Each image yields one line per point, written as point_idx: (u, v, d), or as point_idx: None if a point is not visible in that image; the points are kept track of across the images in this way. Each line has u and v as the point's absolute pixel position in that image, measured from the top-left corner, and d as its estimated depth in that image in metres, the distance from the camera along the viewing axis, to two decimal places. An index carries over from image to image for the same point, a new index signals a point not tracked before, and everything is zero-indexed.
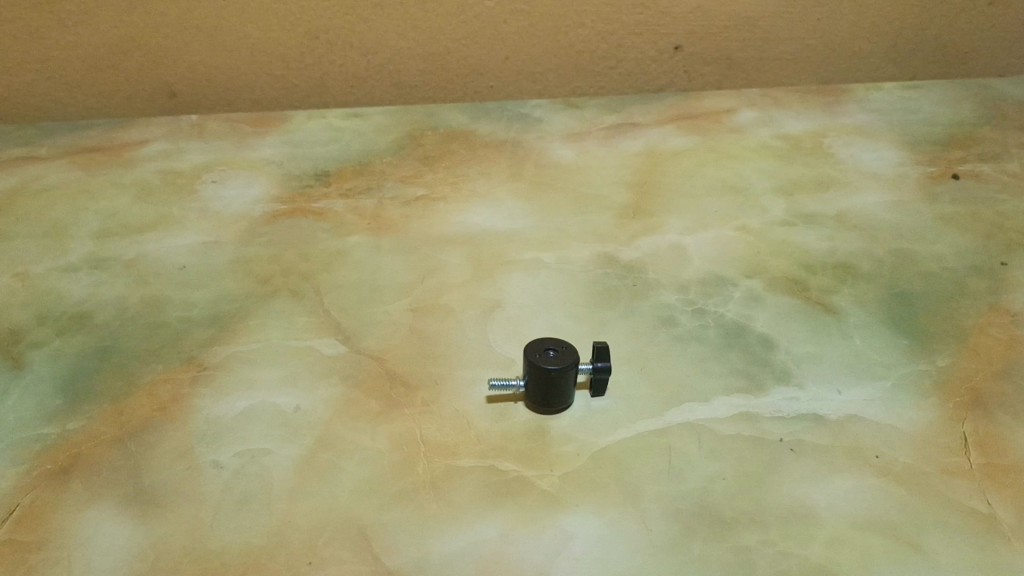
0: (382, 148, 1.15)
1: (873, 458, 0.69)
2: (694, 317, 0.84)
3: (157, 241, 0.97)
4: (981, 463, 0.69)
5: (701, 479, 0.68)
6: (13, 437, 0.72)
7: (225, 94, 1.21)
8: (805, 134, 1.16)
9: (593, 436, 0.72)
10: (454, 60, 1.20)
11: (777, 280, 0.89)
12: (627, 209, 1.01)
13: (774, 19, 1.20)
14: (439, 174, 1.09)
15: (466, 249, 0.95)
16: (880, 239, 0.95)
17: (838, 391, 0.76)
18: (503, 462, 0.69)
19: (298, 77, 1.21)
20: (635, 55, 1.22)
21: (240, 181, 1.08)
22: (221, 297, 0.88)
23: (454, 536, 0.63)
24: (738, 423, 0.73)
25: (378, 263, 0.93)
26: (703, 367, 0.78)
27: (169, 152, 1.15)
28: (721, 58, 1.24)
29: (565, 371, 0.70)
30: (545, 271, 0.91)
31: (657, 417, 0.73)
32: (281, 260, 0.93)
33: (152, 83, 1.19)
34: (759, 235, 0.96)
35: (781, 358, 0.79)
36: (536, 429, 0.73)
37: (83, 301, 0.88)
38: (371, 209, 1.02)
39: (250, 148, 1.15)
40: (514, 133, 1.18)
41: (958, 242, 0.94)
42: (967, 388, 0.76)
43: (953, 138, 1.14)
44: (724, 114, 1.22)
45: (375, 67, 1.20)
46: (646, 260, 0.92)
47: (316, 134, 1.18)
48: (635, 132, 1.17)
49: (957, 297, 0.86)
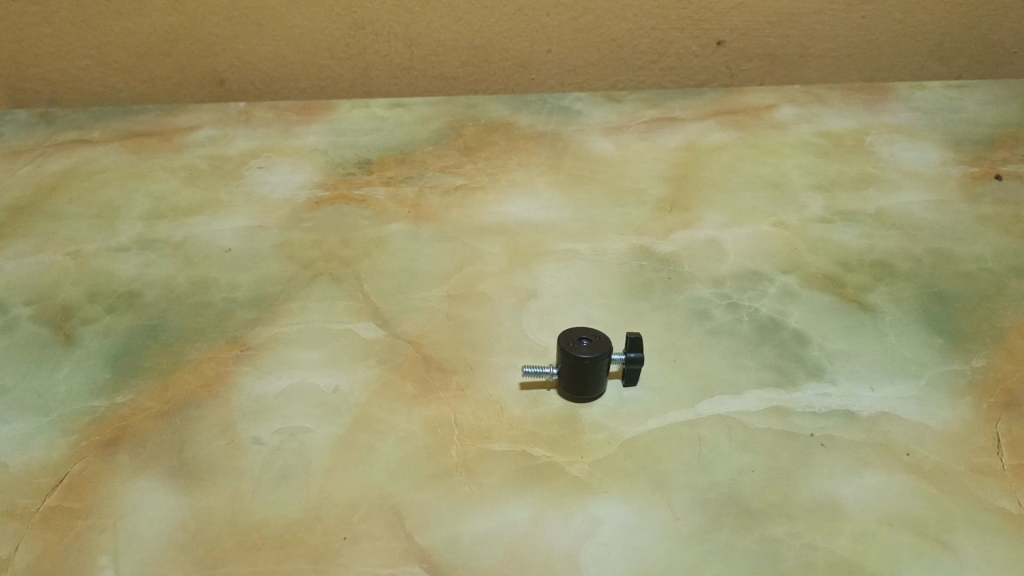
0: (424, 137, 1.15)
1: (904, 455, 0.70)
2: (728, 311, 0.84)
3: (203, 223, 0.99)
4: (1012, 464, 0.69)
5: (730, 471, 0.69)
6: (64, 409, 0.75)
7: (273, 83, 1.24)
8: (846, 132, 1.15)
9: (623, 425, 0.73)
10: (496, 52, 1.22)
11: (813, 275, 0.89)
12: (664, 203, 1.01)
13: (817, 15, 1.20)
14: (478, 165, 1.09)
15: (503, 240, 0.95)
16: (920, 238, 0.94)
17: (870, 388, 0.76)
18: (534, 448, 0.71)
19: (343, 67, 1.23)
20: (676, 50, 1.23)
21: (285, 167, 1.09)
22: (264, 280, 0.90)
23: (485, 518, 0.65)
24: (769, 417, 0.73)
25: (416, 250, 0.94)
26: (735, 360, 0.79)
27: (217, 138, 1.17)
28: (764, 54, 1.24)
29: (599, 361, 0.72)
30: (581, 262, 0.92)
31: (689, 408, 0.74)
32: (322, 245, 0.95)
33: (202, 71, 1.22)
34: (796, 231, 0.95)
35: (815, 354, 0.79)
36: (568, 417, 0.74)
37: (131, 280, 0.91)
38: (411, 197, 1.03)
39: (295, 135, 1.16)
40: (554, 124, 1.18)
41: (999, 242, 0.93)
42: (1001, 389, 0.75)
43: (997, 138, 1.12)
44: (764, 109, 1.21)
45: (419, 58, 1.22)
46: (681, 253, 0.92)
47: (358, 122, 1.19)
48: (675, 126, 1.17)
49: (996, 297, 0.85)
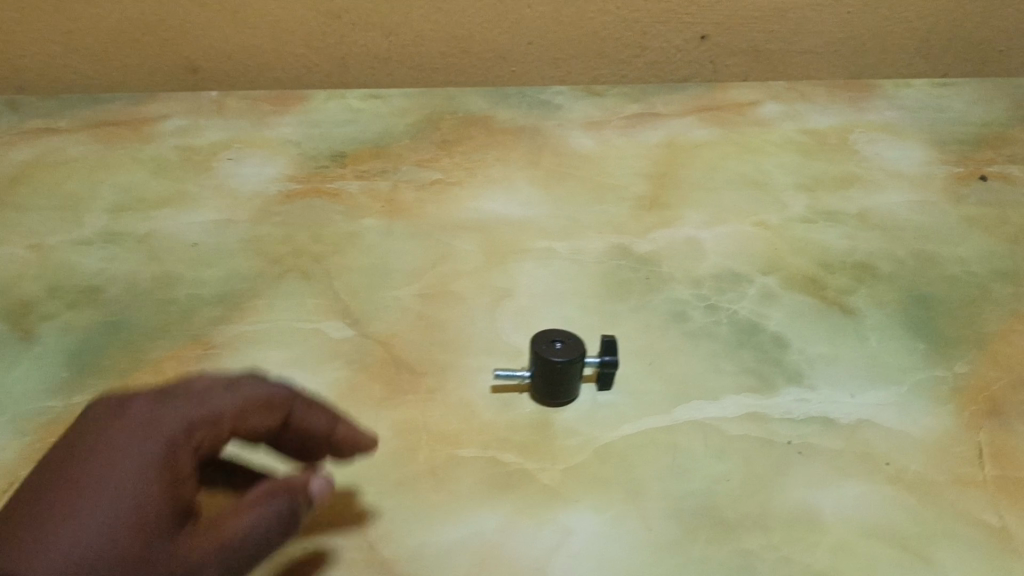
0: (400, 130, 1.12)
1: (884, 465, 0.68)
2: (707, 313, 0.82)
3: (170, 216, 0.97)
4: (994, 474, 0.67)
5: (705, 479, 0.67)
6: (18, 410, 0.72)
7: (247, 72, 1.21)
8: (830, 130, 1.13)
9: (597, 430, 0.71)
10: (476, 44, 1.19)
11: (794, 277, 0.87)
12: (643, 201, 0.99)
13: (804, 11, 1.17)
14: (455, 160, 1.06)
15: (479, 237, 0.93)
16: (903, 240, 0.92)
17: (851, 394, 0.74)
18: (504, 454, 0.69)
19: (319, 57, 1.20)
20: (660, 44, 1.20)
21: (257, 159, 1.06)
22: (231, 276, 0.87)
23: (452, 528, 0.63)
24: (747, 423, 0.71)
25: (389, 247, 0.91)
26: (714, 364, 0.77)
27: (188, 128, 1.13)
28: (749, 49, 1.21)
29: (572, 365, 0.70)
30: (558, 260, 0.90)
31: (665, 413, 0.72)
32: (292, 240, 0.92)
33: (174, 59, 1.19)
34: (778, 231, 0.94)
35: (795, 358, 0.77)
36: (540, 421, 0.72)
37: (94, 275, 0.88)
38: (385, 192, 1.00)
39: (268, 126, 1.13)
40: (534, 118, 1.15)
41: (983, 245, 0.91)
42: (984, 396, 0.73)
43: (983, 138, 1.11)
44: (748, 106, 1.19)
45: (397, 49, 1.19)
46: (660, 252, 0.90)
47: (333, 114, 1.16)
48: (657, 121, 1.15)
49: (980, 301, 0.83)
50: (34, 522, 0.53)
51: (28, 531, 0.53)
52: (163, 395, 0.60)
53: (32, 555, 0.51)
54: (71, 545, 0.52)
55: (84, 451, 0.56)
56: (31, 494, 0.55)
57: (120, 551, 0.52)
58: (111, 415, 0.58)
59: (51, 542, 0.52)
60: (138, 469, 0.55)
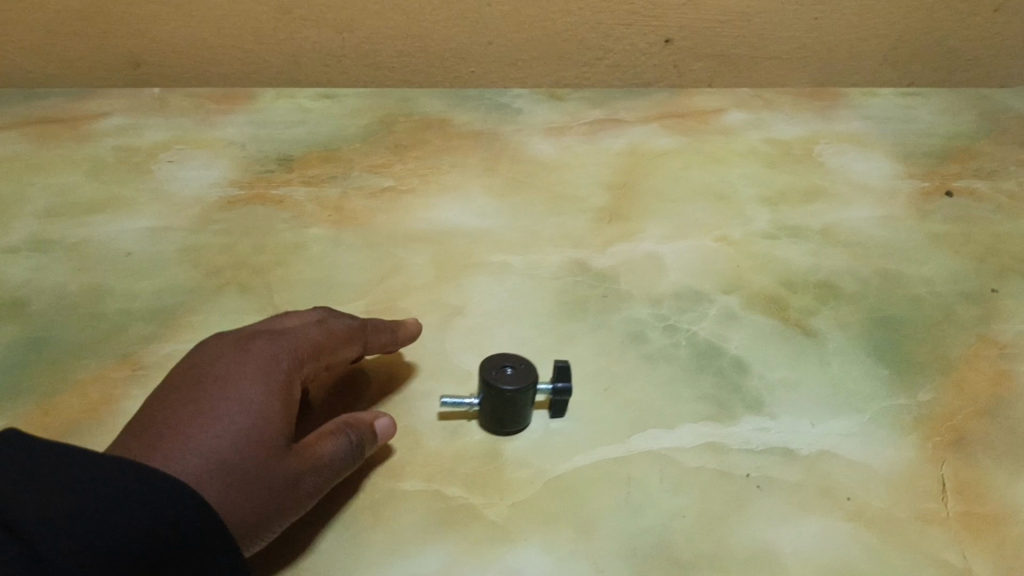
0: (352, 132, 1.08)
1: (845, 500, 0.65)
2: (666, 334, 0.79)
3: (104, 223, 0.91)
4: (958, 511, 0.65)
5: (660, 516, 0.63)
6: None
7: (193, 67, 1.15)
8: (796, 140, 1.11)
9: (548, 461, 0.67)
10: (433, 43, 1.14)
11: (756, 296, 0.84)
12: (603, 212, 0.95)
13: (772, 15, 1.14)
14: (409, 165, 1.02)
15: (431, 249, 0.89)
16: (868, 257, 0.90)
17: (811, 424, 0.71)
18: (449, 487, 0.65)
19: (269, 53, 1.15)
20: (624, 46, 1.16)
21: (199, 162, 1.01)
22: (166, 289, 0.82)
23: (391, 570, 0.59)
24: (704, 454, 0.68)
25: (335, 259, 0.87)
26: (671, 390, 0.73)
27: (128, 127, 1.08)
28: (714, 53, 1.18)
29: (523, 393, 0.66)
30: (513, 276, 0.86)
31: (619, 442, 0.69)
32: (233, 251, 0.87)
33: (116, 53, 1.13)
34: (740, 247, 0.91)
35: (755, 384, 0.74)
36: (488, 452, 0.68)
37: (18, 287, 0.82)
38: (334, 199, 0.95)
39: (213, 126, 1.08)
40: (492, 123, 1.11)
41: (949, 264, 0.89)
42: (947, 426, 0.71)
43: (950, 150, 1.09)
44: (712, 113, 1.16)
45: (351, 46, 1.14)
46: (619, 268, 0.87)
47: (282, 114, 1.11)
48: (619, 128, 1.11)
49: (944, 324, 0.81)
50: (163, 423, 0.54)
51: (159, 431, 0.53)
52: (277, 338, 0.61)
53: (168, 449, 0.52)
54: (207, 441, 0.52)
55: (203, 375, 0.57)
56: (152, 413, 0.55)
57: (247, 451, 0.53)
58: (228, 352, 0.59)
59: (188, 437, 0.52)
60: (262, 382, 0.57)
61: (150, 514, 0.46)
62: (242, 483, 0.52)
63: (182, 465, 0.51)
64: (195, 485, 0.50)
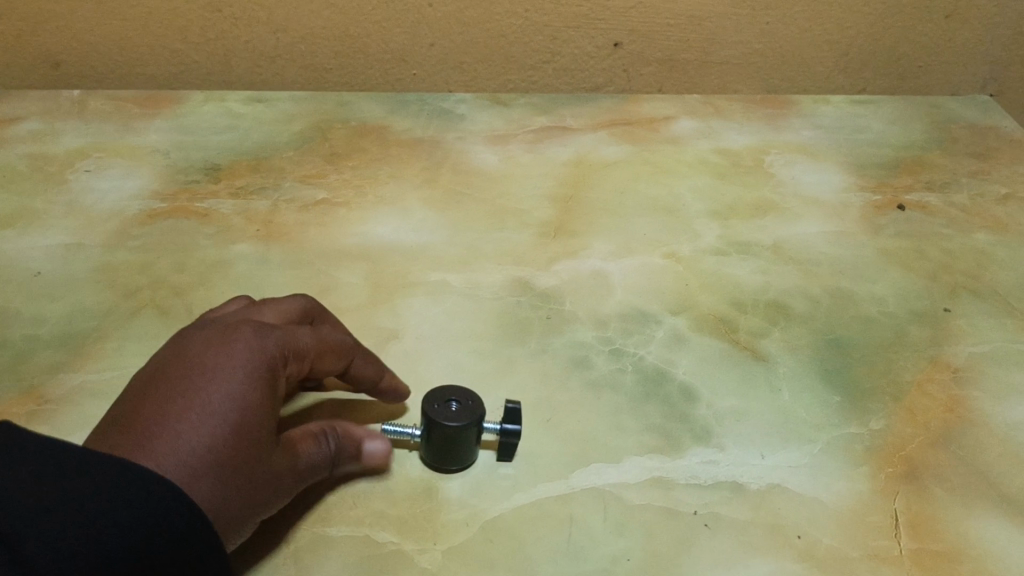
0: (285, 139, 1.02)
1: (795, 538, 0.62)
2: (611, 359, 0.75)
3: (11, 239, 0.85)
4: (911, 548, 0.62)
5: (603, 559, 0.60)
6: None
7: (117, 67, 1.09)
8: (746, 150, 1.08)
9: (485, 501, 0.63)
10: (373, 44, 1.09)
11: (704, 318, 0.81)
12: (547, 227, 0.92)
13: (722, 19, 1.11)
14: (345, 176, 0.97)
15: (365, 267, 0.84)
16: (818, 275, 0.87)
17: (761, 455, 0.68)
18: (379, 532, 0.61)
19: (198, 53, 1.08)
20: (571, 50, 1.13)
21: (118, 172, 0.95)
22: (76, 313, 0.76)
23: None
24: (650, 490, 0.65)
25: (262, 278, 0.81)
26: (616, 421, 0.70)
27: (42, 133, 1.01)
28: (664, 58, 1.15)
29: (465, 432, 0.62)
30: (452, 296, 0.81)
31: (561, 479, 0.65)
32: (151, 270, 0.82)
33: (33, 51, 1.06)
34: (688, 264, 0.87)
35: (702, 413, 0.71)
36: (421, 492, 0.64)
37: None
38: (263, 213, 0.90)
39: (135, 132, 1.02)
40: (433, 130, 1.07)
41: (900, 282, 0.87)
42: (900, 456, 0.68)
43: (901, 162, 1.07)
44: (661, 121, 1.13)
45: (286, 47, 1.09)
46: (563, 288, 0.83)
47: (210, 119, 1.05)
48: (565, 136, 1.08)
49: (896, 347, 0.79)
50: (148, 417, 0.50)
51: (148, 425, 0.49)
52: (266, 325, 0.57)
53: (159, 447, 0.48)
54: (196, 437, 0.49)
55: (187, 362, 0.53)
56: (137, 402, 0.51)
57: (237, 452, 0.50)
58: (212, 336, 0.55)
59: (176, 434, 0.49)
60: (255, 383, 0.52)
61: (158, 527, 0.44)
62: (230, 483, 0.49)
63: (171, 463, 0.47)
64: (184, 486, 0.47)
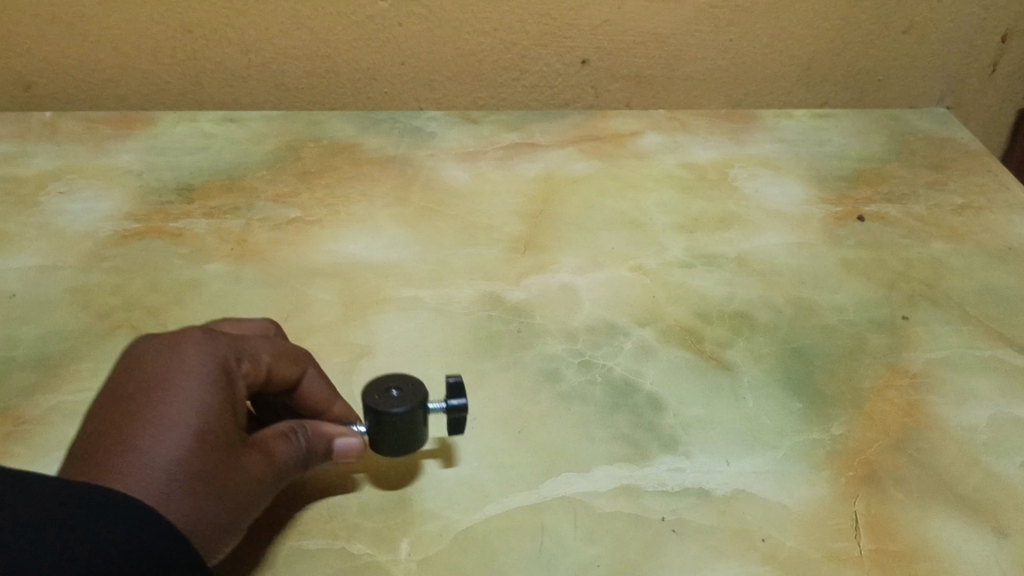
0: (257, 159, 1.03)
1: (759, 541, 0.64)
2: (580, 372, 0.77)
3: None
4: (870, 549, 0.64)
5: (573, 567, 0.61)
6: None
7: (89, 89, 1.10)
8: (710, 164, 1.10)
9: (458, 512, 0.65)
10: (344, 64, 1.11)
11: (671, 329, 0.83)
12: (517, 242, 0.93)
13: (685, 36, 1.14)
14: (317, 194, 0.98)
15: (337, 285, 0.85)
16: (781, 286, 0.89)
17: (726, 462, 0.70)
18: (354, 544, 0.62)
19: (170, 75, 1.09)
20: (539, 67, 1.15)
21: (91, 193, 0.96)
22: (50, 334, 0.77)
23: None
24: (618, 498, 0.66)
25: (235, 298, 0.82)
26: (585, 431, 0.72)
27: (14, 155, 1.01)
28: (630, 74, 1.18)
29: (413, 413, 0.62)
30: (424, 313, 0.83)
31: (532, 489, 0.67)
32: (125, 291, 0.82)
33: (5, 73, 1.07)
34: (655, 277, 0.89)
35: (670, 422, 0.73)
36: (395, 504, 0.65)
37: None
38: (235, 232, 0.91)
39: (107, 154, 1.03)
40: (404, 147, 1.08)
41: (860, 291, 0.89)
42: (860, 461, 0.71)
43: (861, 174, 1.10)
44: (629, 136, 1.15)
45: (258, 67, 1.10)
46: (533, 302, 0.85)
47: (182, 140, 1.06)
48: (534, 153, 1.09)
49: (856, 355, 0.81)
50: (109, 434, 0.51)
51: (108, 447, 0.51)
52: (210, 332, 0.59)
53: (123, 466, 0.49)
54: (160, 451, 0.50)
55: (138, 377, 0.54)
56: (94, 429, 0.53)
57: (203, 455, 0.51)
58: (161, 348, 0.56)
59: (139, 450, 0.50)
60: (207, 389, 0.54)
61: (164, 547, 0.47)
62: (203, 486, 0.51)
63: (135, 475, 0.49)
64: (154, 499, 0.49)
